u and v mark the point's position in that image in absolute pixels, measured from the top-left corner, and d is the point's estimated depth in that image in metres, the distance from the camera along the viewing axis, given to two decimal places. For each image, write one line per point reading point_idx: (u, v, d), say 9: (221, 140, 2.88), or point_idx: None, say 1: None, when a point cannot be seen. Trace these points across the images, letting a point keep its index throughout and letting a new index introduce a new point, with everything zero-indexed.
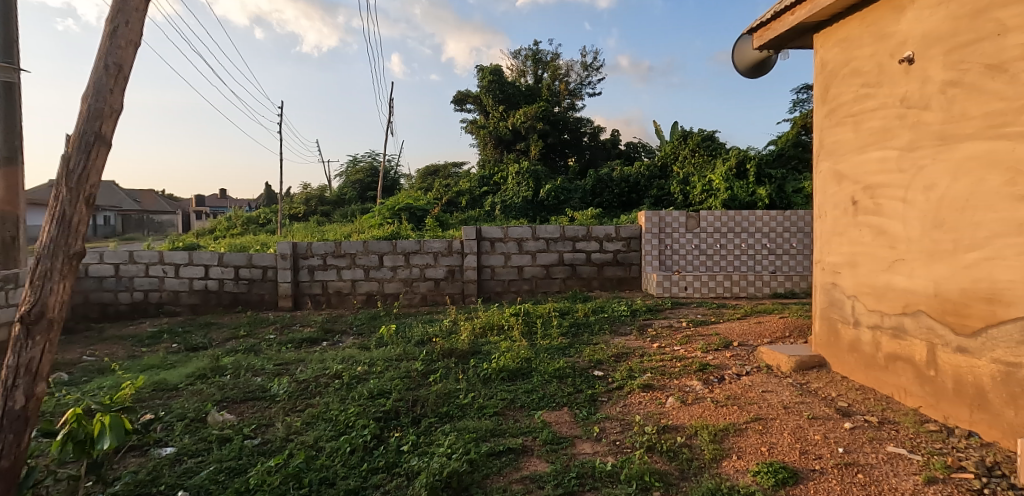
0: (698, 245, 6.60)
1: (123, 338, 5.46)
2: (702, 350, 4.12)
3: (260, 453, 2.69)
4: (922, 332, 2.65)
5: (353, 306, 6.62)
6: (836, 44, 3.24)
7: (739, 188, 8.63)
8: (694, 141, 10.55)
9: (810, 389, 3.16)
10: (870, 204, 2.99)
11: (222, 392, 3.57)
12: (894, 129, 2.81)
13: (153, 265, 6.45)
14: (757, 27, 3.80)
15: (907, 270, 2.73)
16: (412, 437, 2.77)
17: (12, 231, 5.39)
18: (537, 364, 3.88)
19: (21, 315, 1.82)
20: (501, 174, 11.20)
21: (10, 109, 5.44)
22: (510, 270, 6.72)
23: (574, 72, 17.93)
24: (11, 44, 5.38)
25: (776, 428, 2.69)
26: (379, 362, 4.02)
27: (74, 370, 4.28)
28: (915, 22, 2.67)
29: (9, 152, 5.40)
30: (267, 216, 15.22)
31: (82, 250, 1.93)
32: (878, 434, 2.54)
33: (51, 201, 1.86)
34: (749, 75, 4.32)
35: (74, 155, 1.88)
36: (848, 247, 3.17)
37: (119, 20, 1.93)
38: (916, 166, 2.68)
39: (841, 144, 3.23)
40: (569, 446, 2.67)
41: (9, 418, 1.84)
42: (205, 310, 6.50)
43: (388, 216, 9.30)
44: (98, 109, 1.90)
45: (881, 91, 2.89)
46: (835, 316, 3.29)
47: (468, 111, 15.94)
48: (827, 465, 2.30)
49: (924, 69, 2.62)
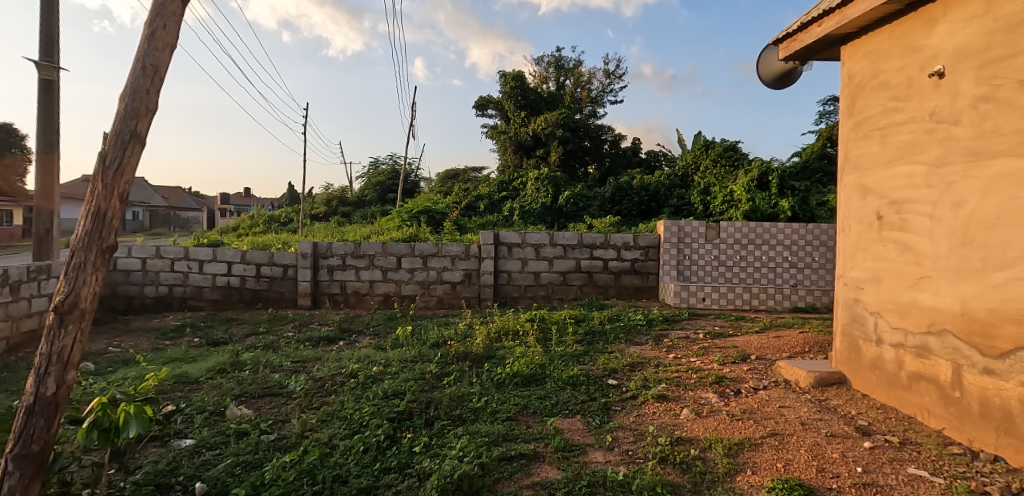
0: (717, 256, 6.52)
1: (147, 331, 5.60)
2: (719, 362, 4.07)
3: (276, 448, 2.73)
4: (947, 352, 2.59)
5: (369, 306, 6.69)
6: (864, 56, 3.20)
7: (762, 199, 8.54)
8: (716, 152, 10.50)
9: (829, 406, 3.10)
10: (896, 220, 2.94)
11: (242, 386, 3.64)
12: (923, 144, 2.76)
13: (178, 260, 6.59)
14: (783, 38, 3.78)
15: (933, 288, 2.67)
16: (424, 439, 2.79)
17: (46, 224, 5.59)
18: (551, 370, 3.87)
19: (56, 305, 1.88)
20: (520, 180, 11.21)
21: (49, 106, 5.64)
22: (527, 275, 6.73)
23: (596, 80, 18.08)
24: (52, 44, 5.60)
25: (792, 444, 2.64)
26: (395, 363, 4.07)
27: (101, 360, 4.41)
28: (947, 35, 2.62)
29: (46, 146, 5.64)
30: (289, 216, 15.49)
31: (114, 243, 2.00)
32: (898, 455, 2.48)
33: (87, 196, 1.92)
34: (773, 86, 4.27)
35: (110, 152, 1.94)
36: (872, 262, 3.11)
37: (157, 24, 1.99)
38: (944, 182, 2.63)
39: (866, 158, 3.18)
40: (581, 454, 2.66)
41: (41, 404, 1.90)
42: (226, 306, 6.65)
43: (407, 218, 9.40)
44: (135, 109, 1.97)
45: (910, 105, 2.84)
46: (857, 333, 3.23)
47: (489, 117, 16.05)
48: (845, 484, 2.26)
49: (955, 83, 2.58)
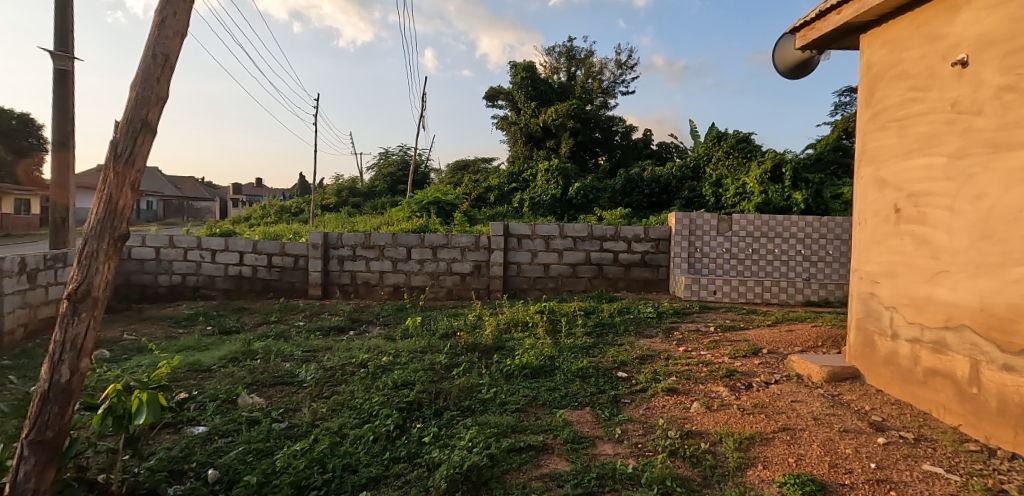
0: (729, 249, 6.46)
1: (162, 319, 5.68)
2: (730, 356, 4.04)
3: (287, 437, 2.76)
4: (964, 348, 2.54)
5: (379, 297, 6.72)
6: (883, 45, 3.12)
7: (775, 192, 8.42)
8: (728, 144, 10.37)
9: (843, 401, 3.07)
10: (913, 212, 2.88)
11: (253, 375, 3.68)
12: (943, 135, 2.69)
13: (191, 250, 6.65)
14: (800, 27, 3.70)
15: (951, 283, 2.62)
16: (433, 429, 2.80)
17: (62, 214, 5.66)
18: (560, 362, 3.86)
19: (69, 293, 1.90)
20: (531, 171, 11.16)
21: (63, 96, 5.68)
22: (537, 267, 6.72)
23: (607, 70, 17.92)
24: (67, 34, 5.63)
25: (804, 439, 2.61)
26: (405, 353, 4.08)
27: (116, 348, 4.48)
28: (970, 23, 2.55)
29: (61, 137, 5.70)
30: (300, 206, 15.60)
31: (126, 233, 2.01)
32: (913, 451, 2.45)
33: (99, 185, 1.93)
34: (789, 76, 4.20)
35: (121, 140, 1.95)
36: (888, 256, 3.05)
37: (167, 12, 1.99)
38: (965, 174, 2.56)
39: (884, 149, 3.11)
40: (590, 446, 2.65)
41: (55, 391, 1.92)
42: (238, 295, 6.70)
43: (417, 209, 9.41)
44: (145, 97, 1.97)
45: (930, 95, 2.77)
46: (871, 327, 3.18)
47: (499, 108, 15.97)
48: (857, 480, 2.23)
49: (977, 72, 2.51)
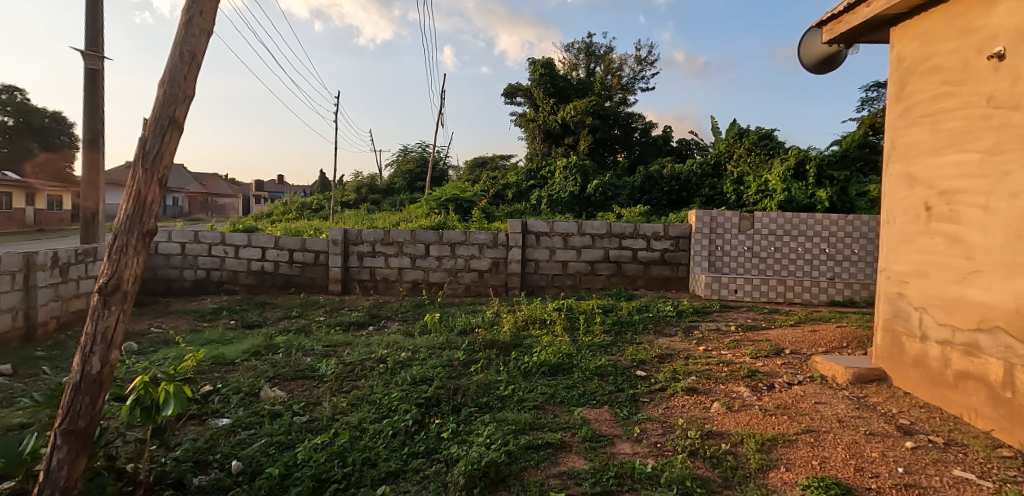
0: (751, 247, 6.36)
1: (187, 313, 5.80)
2: (752, 356, 3.97)
3: (308, 430, 2.80)
4: (998, 351, 2.46)
5: (398, 293, 6.77)
6: (914, 38, 3.03)
7: (798, 189, 8.25)
8: (751, 140, 10.20)
9: (869, 404, 3.00)
10: (945, 211, 2.79)
11: (275, 369, 3.74)
12: (977, 130, 2.60)
13: (215, 245, 6.78)
14: (827, 20, 3.61)
15: (985, 283, 2.54)
16: (451, 425, 2.81)
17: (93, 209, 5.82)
18: (578, 360, 3.84)
19: (100, 286, 1.95)
20: (549, 168, 11.12)
21: (94, 94, 5.83)
22: (555, 265, 6.70)
23: (627, 66, 17.74)
24: (97, 34, 5.77)
25: (829, 442, 2.56)
26: (423, 349, 4.11)
27: (143, 340, 4.59)
28: (1008, 14, 2.46)
29: (92, 135, 5.85)
30: (321, 203, 15.80)
31: (154, 228, 2.05)
32: (943, 456, 2.38)
33: (129, 181, 1.98)
34: (815, 71, 4.11)
35: (150, 137, 1.99)
36: (917, 255, 2.97)
37: (194, 10, 2.02)
38: (1001, 171, 2.48)
39: (914, 146, 3.02)
40: (608, 445, 2.64)
41: (86, 382, 1.97)
42: (260, 290, 6.82)
43: (435, 206, 9.45)
44: (173, 94, 2.00)
45: (964, 89, 2.68)
46: (899, 328, 3.10)
47: (517, 105, 15.94)
48: (884, 484, 2.18)
49: (1015, 66, 2.42)
